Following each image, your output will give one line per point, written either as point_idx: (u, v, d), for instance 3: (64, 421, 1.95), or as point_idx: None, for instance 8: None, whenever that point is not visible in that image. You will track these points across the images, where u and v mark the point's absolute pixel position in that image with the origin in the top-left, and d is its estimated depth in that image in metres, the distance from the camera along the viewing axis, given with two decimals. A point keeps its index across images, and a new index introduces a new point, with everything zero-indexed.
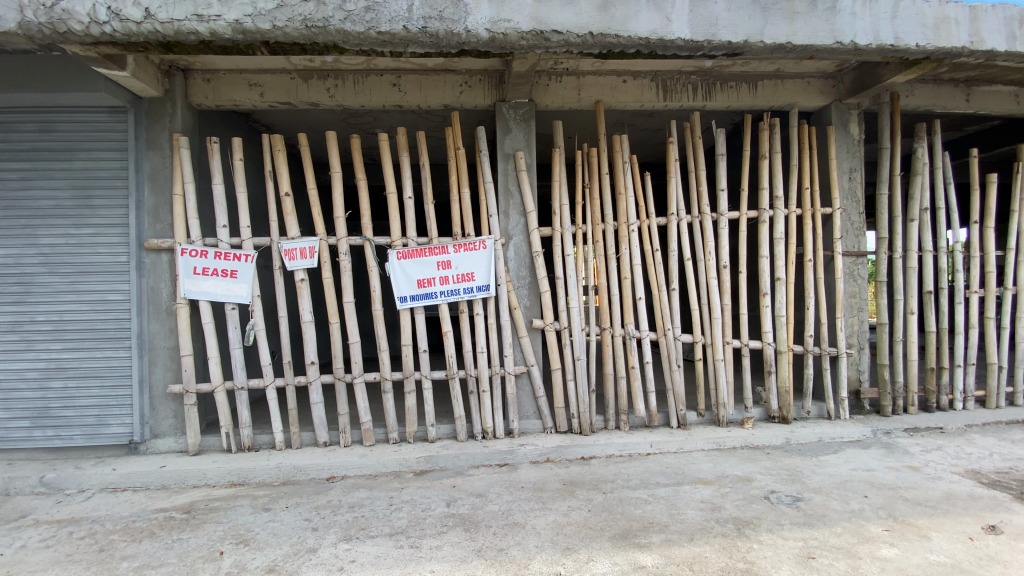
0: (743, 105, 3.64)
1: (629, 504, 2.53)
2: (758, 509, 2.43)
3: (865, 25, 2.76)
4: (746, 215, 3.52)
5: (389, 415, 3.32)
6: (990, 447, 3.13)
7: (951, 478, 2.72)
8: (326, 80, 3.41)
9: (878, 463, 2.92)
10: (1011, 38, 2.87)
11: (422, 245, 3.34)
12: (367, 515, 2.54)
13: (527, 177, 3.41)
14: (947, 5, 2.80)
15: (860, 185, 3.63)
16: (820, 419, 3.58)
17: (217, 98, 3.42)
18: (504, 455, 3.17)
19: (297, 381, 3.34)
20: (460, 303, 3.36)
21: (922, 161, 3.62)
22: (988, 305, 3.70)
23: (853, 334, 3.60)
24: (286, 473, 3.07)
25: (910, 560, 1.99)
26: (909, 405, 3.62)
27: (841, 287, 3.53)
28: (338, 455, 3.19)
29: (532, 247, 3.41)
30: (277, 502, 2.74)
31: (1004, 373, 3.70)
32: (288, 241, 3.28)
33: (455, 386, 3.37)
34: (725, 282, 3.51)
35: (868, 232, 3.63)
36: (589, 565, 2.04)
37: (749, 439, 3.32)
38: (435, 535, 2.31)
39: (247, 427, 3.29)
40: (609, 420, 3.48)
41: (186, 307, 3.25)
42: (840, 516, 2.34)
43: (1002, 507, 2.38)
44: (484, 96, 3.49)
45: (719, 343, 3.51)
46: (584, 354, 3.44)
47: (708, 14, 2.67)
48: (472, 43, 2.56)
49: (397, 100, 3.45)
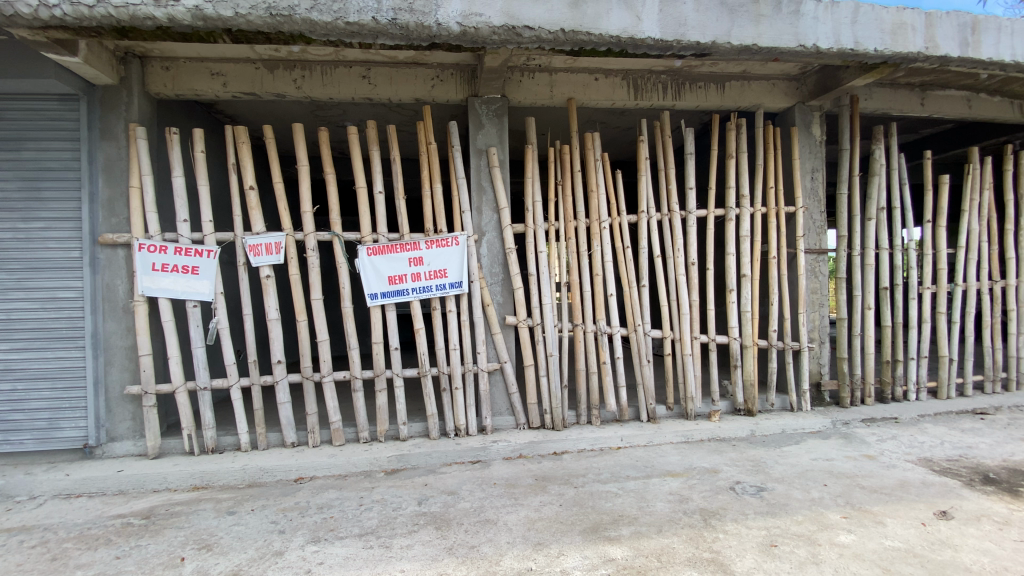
0: (711, 105, 3.72)
1: (599, 498, 2.56)
2: (723, 500, 2.49)
3: (826, 29, 2.85)
4: (713, 213, 3.60)
5: (359, 414, 3.26)
6: (940, 435, 3.29)
7: (905, 466, 2.84)
8: (293, 71, 3.31)
9: (837, 453, 3.04)
10: (963, 44, 3.01)
11: (393, 241, 3.29)
12: (336, 516, 2.49)
13: (500, 173, 3.40)
14: (905, 12, 2.92)
15: (821, 185, 3.76)
16: (783, 411, 3.69)
17: (177, 87, 3.28)
18: (476, 452, 3.16)
19: (263, 380, 3.23)
20: (433, 300, 3.33)
21: (879, 162, 3.77)
22: (940, 300, 3.88)
23: (815, 328, 3.74)
24: (252, 475, 2.98)
25: (866, 546, 2.07)
26: (867, 396, 3.77)
27: (803, 283, 3.65)
28: (306, 455, 3.12)
29: (505, 243, 3.40)
30: (242, 504, 2.67)
31: (955, 364, 3.89)
32: (252, 237, 3.18)
33: (427, 383, 3.33)
34: (693, 278, 3.58)
35: (829, 229, 3.76)
36: (560, 559, 2.05)
37: (716, 431, 3.40)
38: (406, 534, 2.29)
39: (210, 428, 3.19)
40: (580, 416, 3.51)
41: (144, 304, 3.12)
42: (801, 505, 2.42)
43: (953, 494, 2.50)
44: (457, 91, 3.44)
45: (687, 338, 3.56)
46: (556, 350, 3.45)
47: (677, 14, 2.71)
48: (443, 36, 2.53)
49: (366, 93, 3.37)
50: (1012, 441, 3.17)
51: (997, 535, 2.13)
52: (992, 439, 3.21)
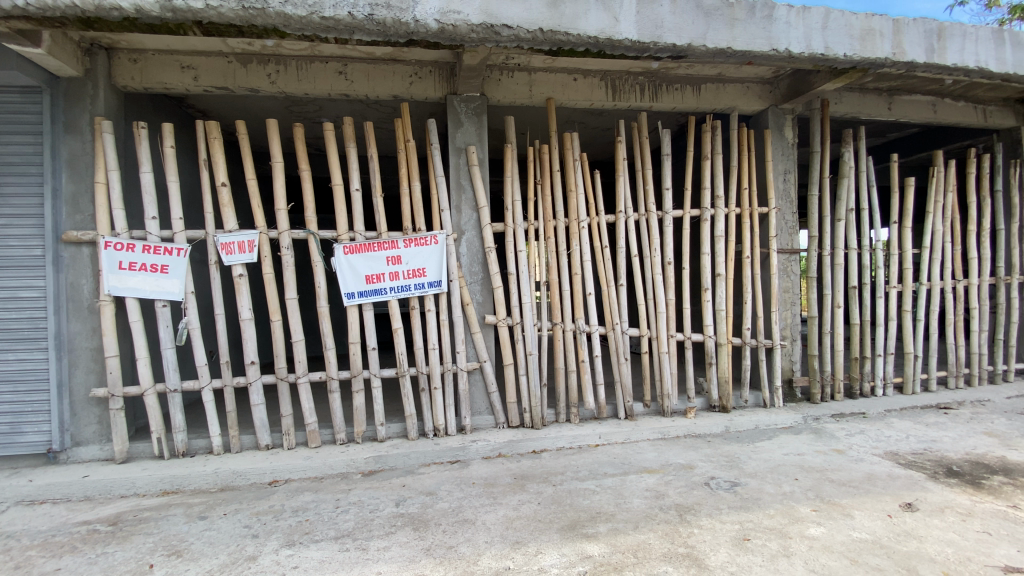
0: (687, 107, 3.77)
1: (577, 495, 2.57)
2: (698, 495, 2.53)
3: (798, 34, 2.92)
4: (689, 213, 3.65)
5: (336, 415, 3.21)
6: (906, 429, 3.40)
7: (872, 459, 2.93)
8: (267, 66, 3.24)
9: (808, 447, 3.11)
10: (929, 51, 3.12)
11: (370, 240, 3.25)
12: (311, 519, 2.45)
13: (479, 171, 3.38)
14: (873, 18, 3.00)
15: (793, 186, 3.84)
16: (756, 407, 3.77)
17: (145, 81, 3.18)
18: (455, 452, 3.14)
19: (235, 382, 3.16)
20: (411, 300, 3.30)
21: (848, 165, 3.87)
22: (905, 299, 4.01)
23: (787, 327, 3.82)
24: (224, 479, 2.91)
25: (835, 538, 2.13)
26: (836, 392, 3.88)
27: (776, 282, 3.74)
28: (280, 458, 3.06)
29: (484, 242, 3.39)
30: (214, 509, 2.60)
31: (920, 361, 4.03)
32: (224, 235, 3.11)
33: (406, 383, 3.30)
34: (670, 277, 3.63)
35: (801, 230, 3.84)
36: (538, 557, 2.05)
37: (691, 428, 3.45)
38: (382, 536, 2.26)
39: (181, 431, 3.10)
40: (559, 414, 3.53)
41: (111, 304, 3.02)
42: (773, 498, 2.47)
43: (917, 486, 2.59)
44: (435, 88, 3.42)
45: (663, 336, 3.61)
46: (535, 348, 3.45)
47: (654, 16, 2.74)
48: (421, 33, 2.51)
49: (343, 89, 3.32)
50: (974, 435, 3.29)
51: (959, 526, 2.21)
52: (955, 433, 3.33)
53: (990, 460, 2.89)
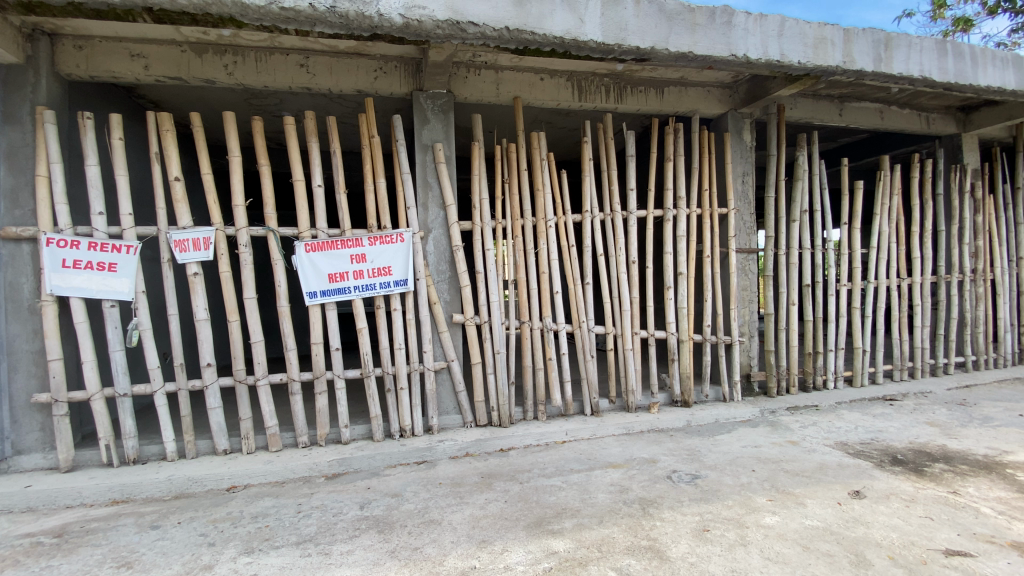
0: (651, 109, 3.84)
1: (543, 492, 2.59)
2: (661, 488, 2.59)
3: (755, 40, 3.02)
4: (652, 214, 3.73)
5: (298, 418, 3.13)
6: (855, 421, 3.57)
7: (824, 449, 3.07)
8: (224, 56, 3.12)
9: (764, 440, 3.23)
10: (877, 60, 3.28)
11: (333, 237, 3.18)
12: (272, 525, 2.38)
13: (446, 169, 3.35)
14: (825, 27, 3.14)
15: (751, 188, 3.97)
16: (717, 401, 3.89)
17: (92, 69, 3.01)
18: (422, 453, 3.11)
19: (190, 385, 3.03)
20: (376, 298, 3.25)
21: (802, 168, 4.03)
22: (855, 296, 4.21)
23: (745, 323, 3.95)
24: (179, 486, 2.79)
25: (788, 526, 2.21)
26: (791, 385, 4.05)
27: (734, 280, 3.86)
28: (239, 463, 2.96)
29: (452, 241, 3.37)
30: (168, 517, 2.49)
31: (868, 355, 4.25)
32: (178, 232, 2.98)
33: (371, 384, 3.24)
34: (634, 275, 3.69)
35: (758, 231, 3.98)
36: (504, 555, 2.05)
37: (654, 423, 3.53)
38: (346, 540, 2.22)
39: (131, 437, 2.96)
40: (527, 411, 3.55)
41: (54, 304, 2.85)
42: (731, 490, 2.55)
43: (865, 474, 2.72)
44: (401, 84, 3.37)
45: (628, 333, 3.67)
46: (503, 347, 3.45)
47: (618, 19, 2.78)
48: (385, 28, 2.46)
49: (305, 82, 3.23)
50: (916, 425, 3.49)
51: (902, 512, 2.33)
52: (900, 423, 3.52)
53: (931, 448, 3.07)
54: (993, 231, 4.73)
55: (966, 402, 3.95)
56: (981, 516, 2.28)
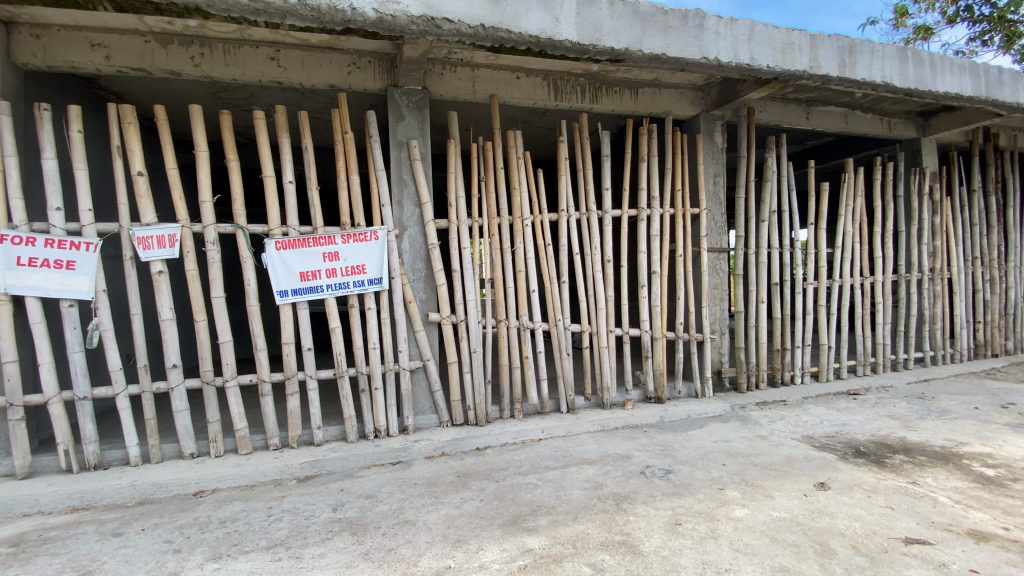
0: (625, 110, 3.89)
1: (519, 490, 2.59)
2: (635, 484, 2.63)
3: (726, 44, 3.08)
4: (627, 213, 3.76)
5: (269, 419, 3.06)
6: (821, 415, 3.68)
7: (791, 443, 3.16)
8: (190, 47, 3.03)
9: (734, 434, 3.30)
10: (842, 65, 3.39)
11: (305, 234, 3.12)
12: (241, 529, 2.32)
13: (421, 166, 3.32)
14: (793, 33, 3.22)
15: (722, 188, 4.05)
16: (689, 397, 3.96)
17: (50, 58, 2.88)
18: (397, 453, 3.08)
19: (155, 387, 2.93)
20: (350, 297, 3.20)
21: (771, 170, 4.14)
22: (821, 294, 4.34)
23: (716, 321, 4.04)
24: (143, 492, 2.69)
25: (757, 518, 2.27)
26: (760, 381, 4.16)
27: (706, 279, 3.94)
28: (206, 467, 2.87)
29: (427, 239, 3.34)
30: (131, 524, 2.40)
31: (833, 351, 4.39)
32: (141, 228, 2.87)
33: (345, 384, 3.18)
34: (609, 274, 3.73)
35: (729, 231, 4.06)
36: (479, 554, 2.05)
37: (629, 419, 3.58)
38: (318, 543, 2.17)
39: (92, 441, 2.84)
40: (503, 411, 3.54)
41: (8, 304, 2.71)
42: (702, 483, 2.61)
43: (829, 466, 2.81)
44: (375, 79, 3.33)
45: (603, 331, 3.71)
46: (479, 346, 3.44)
47: (593, 20, 2.80)
48: (358, 22, 2.42)
49: (275, 76, 3.16)
50: (878, 418, 3.62)
51: (865, 502, 2.42)
52: (863, 417, 3.65)
53: (892, 440, 3.19)
54: (950, 232, 4.93)
55: (924, 396, 4.11)
56: (938, 505, 2.38)
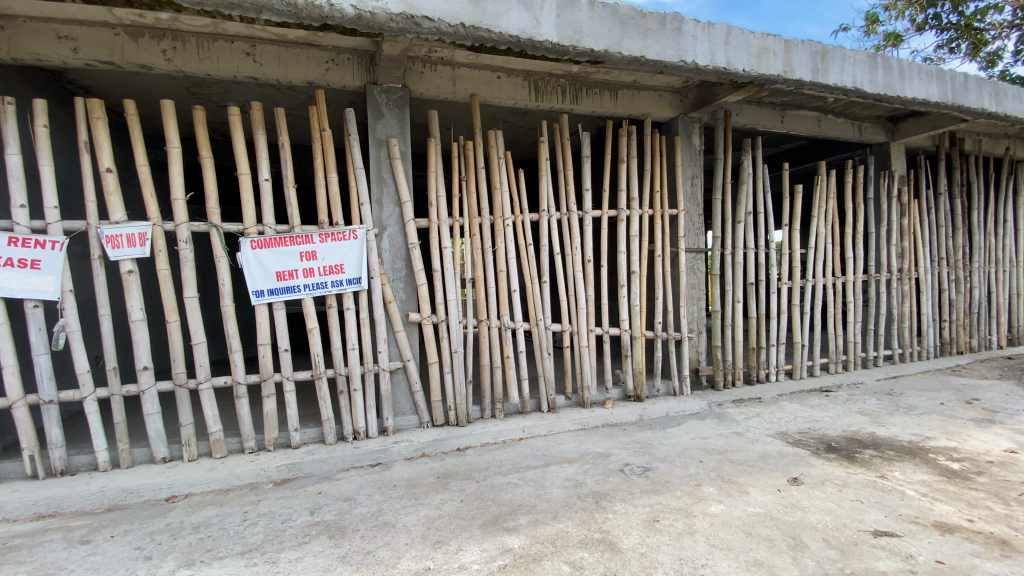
0: (605, 111, 3.92)
1: (499, 490, 2.59)
2: (614, 481, 2.65)
3: (703, 47, 3.13)
4: (607, 214, 3.79)
5: (244, 422, 2.99)
6: (794, 411, 3.77)
7: (766, 439, 3.23)
8: (162, 41, 2.95)
9: (711, 431, 3.36)
10: (815, 70, 3.47)
11: (281, 233, 3.06)
12: (214, 535, 2.26)
13: (401, 165, 3.29)
14: (768, 38, 3.29)
15: (700, 190, 4.12)
16: (667, 395, 4.02)
17: (14, 51, 2.77)
18: (376, 455, 3.05)
19: (124, 390, 2.85)
20: (328, 297, 3.16)
21: (747, 172, 4.22)
22: (794, 293, 4.45)
23: (694, 320, 4.11)
24: (112, 498, 2.61)
25: (733, 513, 2.31)
26: (736, 378, 4.24)
27: (683, 279, 4.01)
28: (179, 472, 2.80)
29: (407, 239, 3.31)
30: (100, 531, 2.33)
31: (806, 349, 4.50)
32: (109, 227, 2.79)
33: (323, 386, 3.14)
34: (589, 274, 3.76)
35: (706, 231, 4.14)
36: (458, 554, 2.04)
37: (609, 417, 3.61)
38: (295, 547, 2.14)
39: (59, 447, 2.75)
40: (484, 411, 3.54)
41: None
42: (680, 480, 2.65)
43: (802, 462, 2.88)
44: (354, 77, 3.29)
45: (583, 331, 3.73)
46: (460, 346, 3.42)
47: (573, 21, 2.81)
48: (336, 19, 2.39)
49: (251, 72, 3.10)
50: (849, 414, 3.73)
51: (836, 496, 2.48)
52: (835, 413, 3.75)
53: (862, 435, 3.29)
54: (917, 233, 5.10)
55: (893, 392, 4.24)
56: (906, 498, 2.47)
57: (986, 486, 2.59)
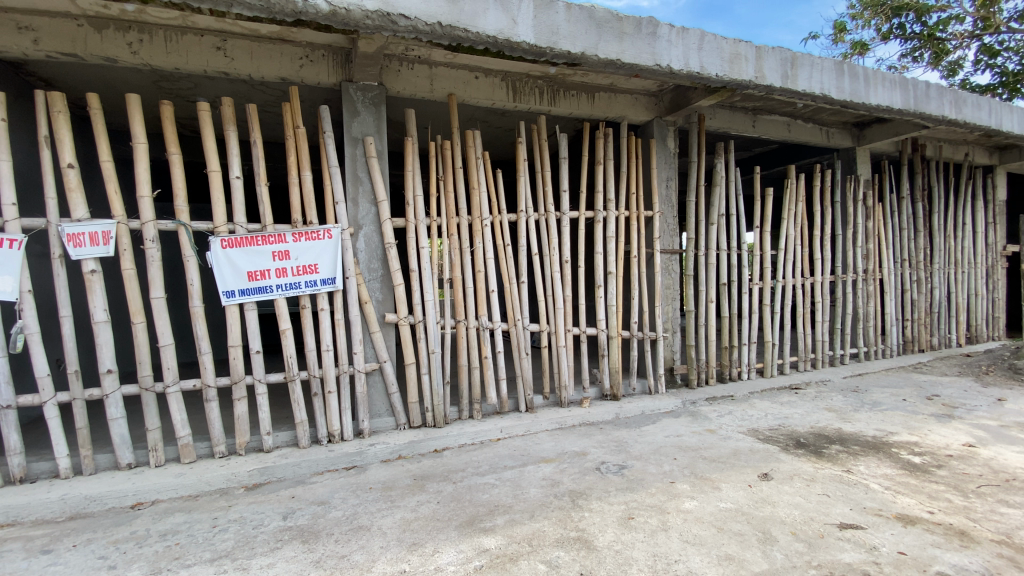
0: (583, 113, 3.95)
1: (476, 490, 2.59)
2: (590, 480, 2.68)
3: (677, 52, 3.19)
4: (584, 214, 3.81)
5: (213, 426, 2.92)
6: (765, 409, 3.87)
7: (738, 436, 3.30)
8: (128, 33, 2.86)
9: (685, 429, 3.42)
10: (784, 76, 3.57)
11: (253, 232, 3.00)
12: (182, 542, 2.20)
13: (378, 164, 3.26)
14: (740, 44, 3.37)
15: (674, 192, 4.20)
16: (643, 394, 4.08)
17: None
18: (352, 457, 3.01)
19: (87, 394, 2.74)
20: (302, 297, 3.10)
21: (720, 175, 4.31)
22: (765, 293, 4.56)
23: (668, 320, 4.18)
24: (74, 506, 2.52)
25: (705, 509, 2.36)
26: (710, 377, 4.33)
27: (658, 280, 4.07)
28: (146, 478, 2.71)
29: (384, 238, 3.28)
30: (61, 541, 2.24)
31: (777, 347, 4.62)
32: (71, 225, 2.69)
33: (296, 388, 3.08)
34: (567, 275, 3.78)
35: (680, 233, 4.21)
36: (435, 556, 2.03)
37: (586, 416, 3.64)
38: (267, 552, 2.10)
39: (18, 453, 2.64)
40: (462, 411, 3.52)
41: None
42: (654, 478, 2.69)
43: (772, 457, 2.96)
44: (329, 74, 3.24)
45: (561, 331, 3.76)
46: (437, 347, 3.40)
47: (550, 23, 2.83)
48: (310, 15, 2.35)
49: (221, 66, 3.03)
50: (817, 410, 3.84)
51: (804, 490, 2.56)
52: (803, 410, 3.86)
53: (829, 431, 3.39)
54: (882, 236, 5.29)
55: (858, 389, 4.39)
56: (870, 491, 2.56)
57: (945, 479, 2.70)
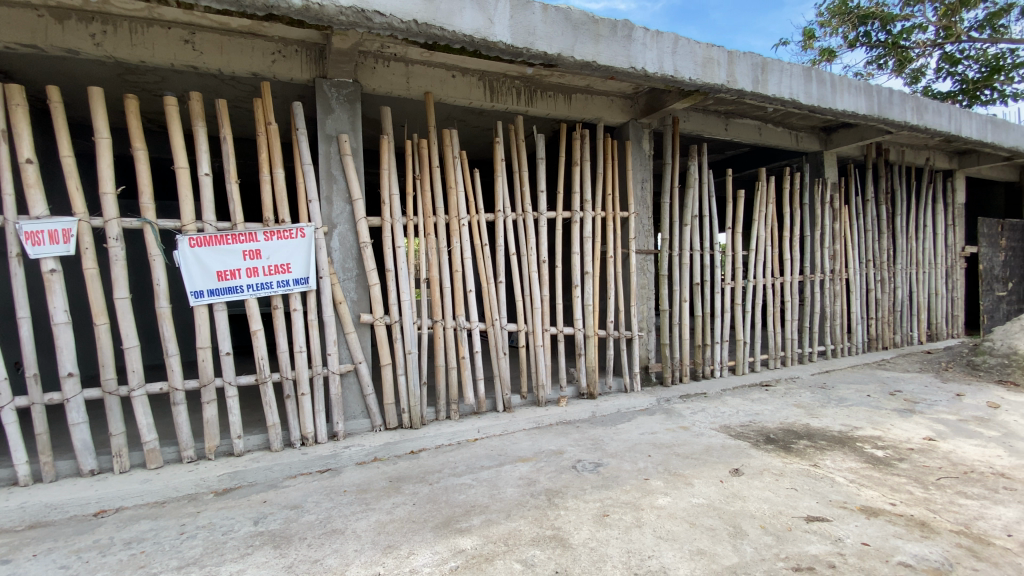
0: (560, 113, 3.97)
1: (453, 491, 2.58)
2: (566, 478, 2.70)
3: (652, 55, 3.24)
4: (561, 214, 3.82)
5: (181, 430, 2.84)
6: (737, 405, 3.96)
7: (710, 433, 3.37)
8: (91, 24, 2.76)
9: (659, 426, 3.48)
10: (755, 81, 3.66)
11: (222, 231, 2.93)
12: (148, 550, 2.14)
13: (352, 161, 3.22)
14: (712, 48, 3.44)
15: (649, 193, 4.25)
16: (619, 392, 4.13)
17: None
18: (326, 460, 2.97)
19: (47, 399, 2.63)
20: (274, 297, 3.04)
21: (693, 177, 4.38)
22: (737, 292, 4.67)
23: (644, 319, 4.23)
24: (34, 514, 2.42)
25: (678, 505, 2.40)
26: (684, 375, 4.41)
27: (634, 279, 4.13)
28: (110, 484, 2.62)
29: (359, 237, 3.23)
30: (20, 550, 2.15)
31: (748, 346, 4.73)
32: (28, 222, 2.58)
33: (268, 390, 3.02)
34: (544, 274, 3.80)
35: (655, 233, 4.27)
36: (410, 558, 2.02)
37: (562, 415, 3.67)
38: (236, 558, 2.05)
39: None
40: (439, 412, 3.51)
41: None
42: (629, 475, 2.72)
43: (743, 453, 3.03)
44: (301, 69, 3.18)
45: (538, 330, 3.77)
46: (414, 347, 3.38)
47: (527, 24, 2.84)
48: (282, 9, 2.30)
49: (190, 60, 2.94)
50: (786, 407, 3.95)
51: (773, 485, 2.62)
52: (773, 406, 3.96)
53: (798, 427, 3.49)
54: (848, 237, 5.46)
55: (826, 385, 4.54)
56: (835, 484, 2.64)
57: (906, 471, 2.81)
